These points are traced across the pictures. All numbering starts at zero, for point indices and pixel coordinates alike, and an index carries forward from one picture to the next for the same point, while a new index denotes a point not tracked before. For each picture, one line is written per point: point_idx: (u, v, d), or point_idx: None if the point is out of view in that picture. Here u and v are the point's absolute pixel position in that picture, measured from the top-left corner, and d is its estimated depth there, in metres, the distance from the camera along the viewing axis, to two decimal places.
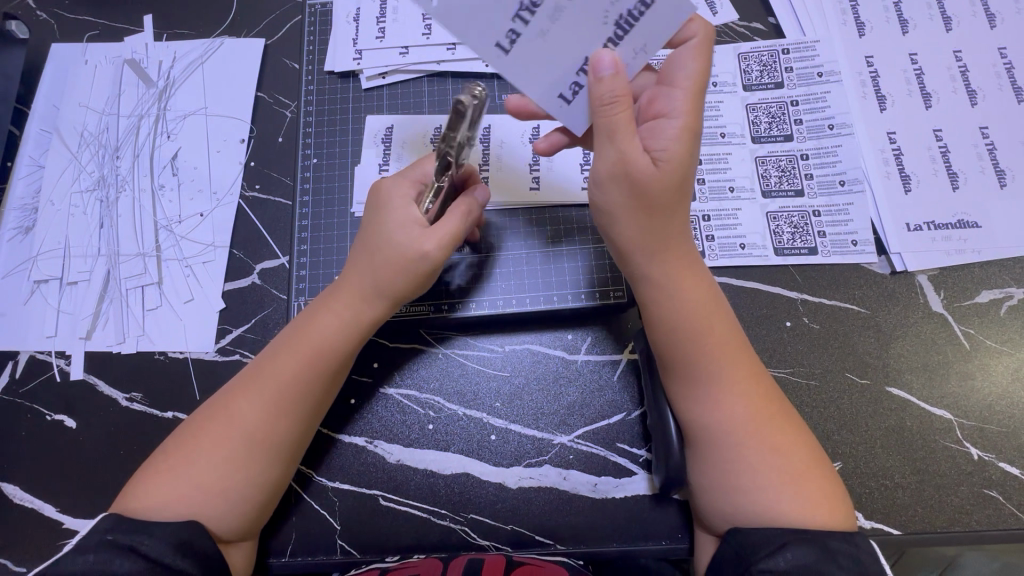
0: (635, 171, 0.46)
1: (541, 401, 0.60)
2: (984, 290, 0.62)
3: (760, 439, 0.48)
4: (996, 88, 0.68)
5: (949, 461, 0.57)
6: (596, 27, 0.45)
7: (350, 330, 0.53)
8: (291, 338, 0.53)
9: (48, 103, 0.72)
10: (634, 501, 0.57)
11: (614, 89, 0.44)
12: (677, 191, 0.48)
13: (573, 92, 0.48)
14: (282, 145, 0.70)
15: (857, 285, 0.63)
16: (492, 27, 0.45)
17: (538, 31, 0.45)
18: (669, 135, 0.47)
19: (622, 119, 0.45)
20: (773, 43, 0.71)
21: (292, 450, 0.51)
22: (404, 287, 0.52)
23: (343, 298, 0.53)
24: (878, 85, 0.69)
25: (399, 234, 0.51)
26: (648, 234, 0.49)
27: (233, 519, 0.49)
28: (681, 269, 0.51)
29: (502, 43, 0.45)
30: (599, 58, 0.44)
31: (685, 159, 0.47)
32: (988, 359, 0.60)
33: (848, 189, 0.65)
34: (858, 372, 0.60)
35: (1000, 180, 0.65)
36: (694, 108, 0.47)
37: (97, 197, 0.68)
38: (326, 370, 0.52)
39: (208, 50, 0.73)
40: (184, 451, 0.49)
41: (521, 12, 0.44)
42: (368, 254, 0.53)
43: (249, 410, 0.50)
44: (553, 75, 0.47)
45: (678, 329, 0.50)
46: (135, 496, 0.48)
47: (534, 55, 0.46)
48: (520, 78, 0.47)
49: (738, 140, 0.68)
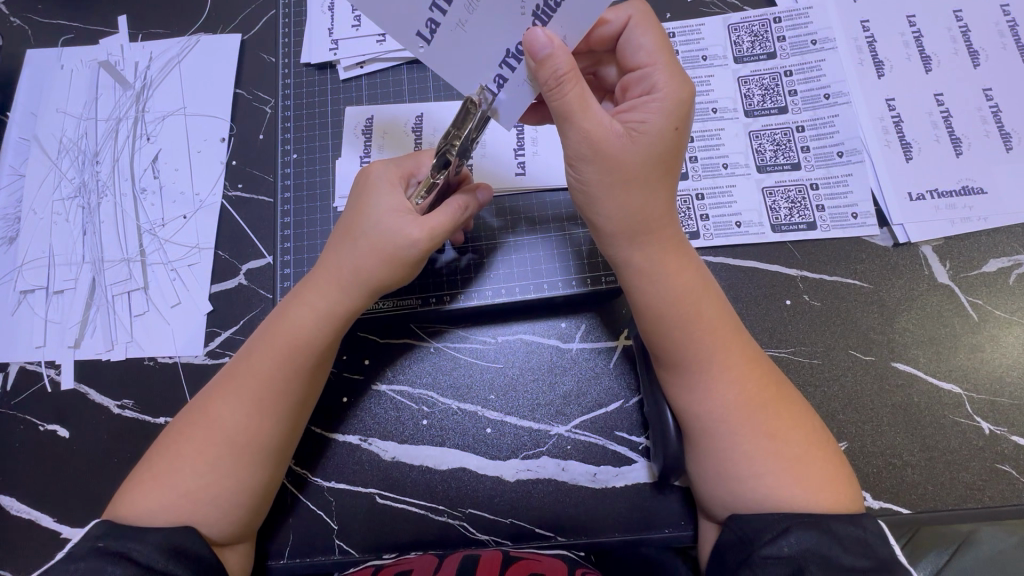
0: (605, 145, 0.45)
1: (537, 391, 0.59)
2: (991, 259, 0.60)
3: (755, 424, 0.47)
4: (999, 47, 0.65)
5: (959, 437, 0.55)
6: (514, 19, 0.41)
7: (332, 325, 0.51)
8: (266, 337, 0.51)
9: (26, 110, 0.71)
10: (634, 490, 0.56)
11: (557, 68, 0.41)
12: (657, 164, 0.46)
13: (497, 85, 0.45)
14: (262, 142, 0.68)
15: (858, 260, 0.61)
16: (414, 16, 0.42)
17: (456, 21, 0.42)
18: (650, 108, 0.46)
19: (573, 97, 0.43)
20: (763, 12, 0.68)
21: (280, 448, 0.50)
22: (382, 275, 0.51)
23: (317, 292, 0.52)
24: (875, 51, 0.66)
25: (386, 222, 0.50)
26: (627, 210, 0.47)
27: (227, 520, 0.48)
28: (662, 253, 0.49)
29: (423, 32, 0.43)
30: (532, 38, 0.41)
31: (665, 133, 0.46)
32: (997, 330, 0.58)
33: (846, 159, 0.63)
34: (862, 349, 0.58)
35: (1005, 143, 0.62)
36: (674, 80, 0.46)
37: (79, 204, 0.67)
38: (304, 369, 0.50)
39: (185, 49, 0.71)
40: (170, 457, 0.48)
41: (438, 1, 0.41)
42: (345, 242, 0.52)
43: (228, 413, 0.49)
44: (478, 65, 0.44)
45: (655, 311, 0.49)
46: (125, 503, 0.47)
47: (457, 44, 0.43)
48: (444, 68, 0.44)
49: (730, 114, 0.66)
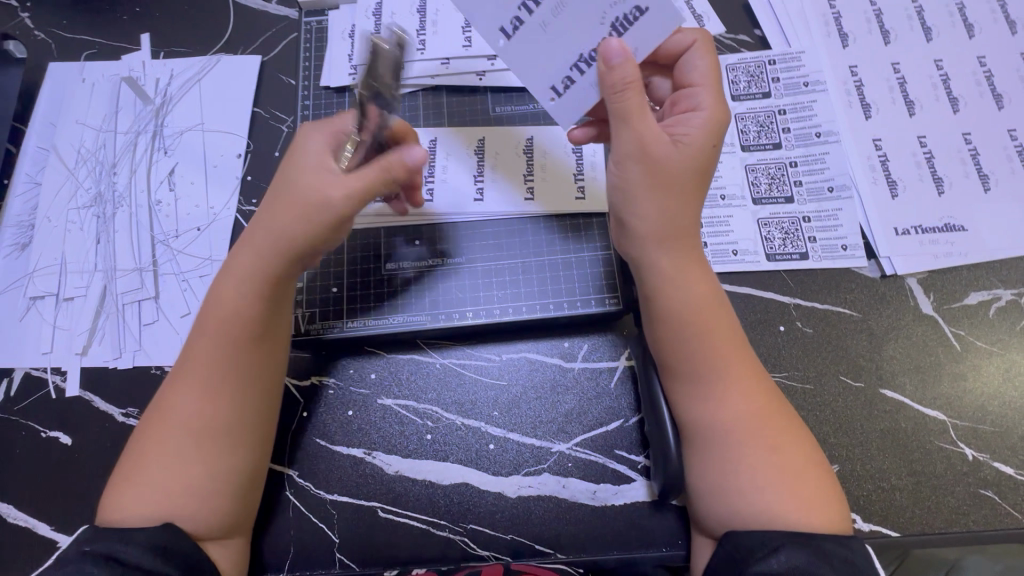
0: (653, 149, 0.49)
1: (540, 409, 0.60)
2: (973, 292, 0.63)
3: (760, 437, 0.49)
4: (977, 95, 0.69)
5: (944, 462, 0.58)
6: (592, 27, 0.48)
7: (256, 290, 0.51)
8: (203, 319, 0.52)
9: (45, 120, 0.73)
10: (632, 509, 0.57)
11: (624, 76, 0.48)
12: (694, 175, 0.50)
13: (565, 86, 0.52)
14: (278, 159, 0.70)
15: (849, 289, 0.64)
16: (503, 13, 0.48)
17: (539, 22, 0.48)
18: (693, 123, 0.51)
19: (633, 103, 0.49)
20: (759, 55, 0.72)
21: (244, 427, 0.50)
22: (300, 230, 0.50)
23: (240, 263, 0.52)
24: (863, 94, 0.70)
25: (294, 190, 0.51)
26: (663, 212, 0.50)
27: (205, 510, 0.48)
28: (688, 259, 0.52)
29: (507, 28, 0.49)
30: (608, 47, 0.48)
31: (705, 147, 0.50)
32: (979, 360, 0.61)
33: (837, 195, 0.67)
34: (852, 375, 0.61)
35: (984, 184, 0.66)
36: (718, 103, 0.52)
37: (94, 213, 0.68)
38: (240, 338, 0.50)
39: (206, 67, 0.74)
40: (140, 453, 0.49)
41: (527, 2, 0.47)
42: (273, 216, 0.51)
43: (182, 400, 0.49)
44: (552, 67, 0.51)
45: (678, 317, 0.51)
46: (107, 508, 0.47)
47: (535, 42, 0.49)
48: (519, 64, 0.51)
49: (727, 148, 0.69)
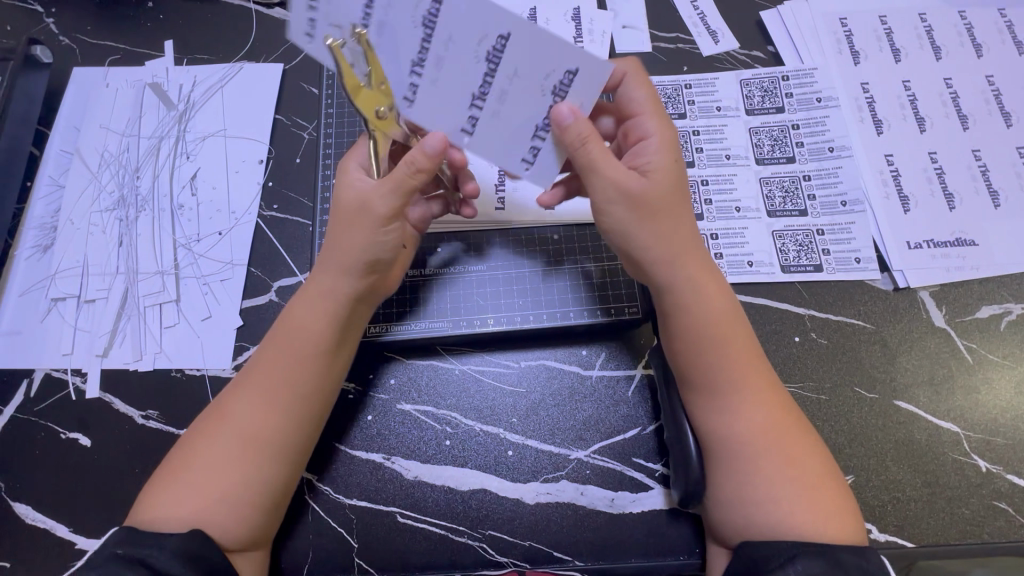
0: (630, 188, 0.50)
1: (558, 416, 0.61)
2: (983, 306, 0.64)
3: (776, 448, 0.49)
4: (986, 113, 0.71)
5: (957, 473, 0.58)
6: (538, 100, 0.48)
7: (324, 310, 0.52)
8: (274, 332, 0.53)
9: (69, 124, 0.74)
10: (650, 517, 0.57)
11: (580, 130, 0.47)
12: (674, 199, 0.51)
13: (533, 155, 0.50)
14: (299, 165, 0.71)
15: (862, 301, 0.65)
16: (458, 112, 0.48)
17: (491, 112, 0.48)
18: (650, 150, 0.52)
19: (597, 152, 0.49)
20: (772, 71, 0.74)
21: (291, 445, 0.51)
22: (357, 242, 0.51)
23: (312, 280, 0.53)
24: (874, 110, 0.72)
25: (348, 200, 0.52)
26: (654, 244, 0.51)
27: (235, 521, 0.48)
28: (698, 280, 0.53)
29: (466, 127, 0.49)
30: (559, 112, 0.47)
31: (671, 168, 0.51)
32: (991, 373, 0.62)
33: (849, 209, 0.68)
34: (866, 386, 0.62)
35: (994, 200, 0.67)
36: (664, 126, 0.53)
37: (117, 216, 0.69)
38: (304, 355, 0.52)
39: (228, 74, 0.75)
40: (187, 454, 0.50)
41: (475, 100, 0.48)
42: (342, 238, 0.52)
43: (240, 408, 0.50)
44: (517, 146, 0.50)
45: (694, 331, 0.52)
46: (141, 509, 0.48)
47: (494, 131, 0.49)
48: (487, 153, 0.50)
49: (742, 161, 0.71)
